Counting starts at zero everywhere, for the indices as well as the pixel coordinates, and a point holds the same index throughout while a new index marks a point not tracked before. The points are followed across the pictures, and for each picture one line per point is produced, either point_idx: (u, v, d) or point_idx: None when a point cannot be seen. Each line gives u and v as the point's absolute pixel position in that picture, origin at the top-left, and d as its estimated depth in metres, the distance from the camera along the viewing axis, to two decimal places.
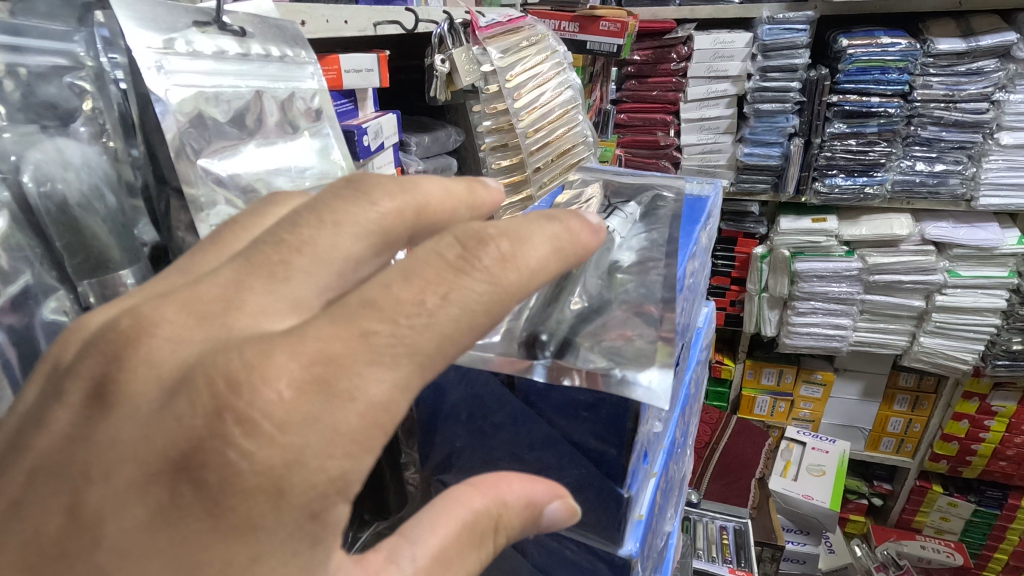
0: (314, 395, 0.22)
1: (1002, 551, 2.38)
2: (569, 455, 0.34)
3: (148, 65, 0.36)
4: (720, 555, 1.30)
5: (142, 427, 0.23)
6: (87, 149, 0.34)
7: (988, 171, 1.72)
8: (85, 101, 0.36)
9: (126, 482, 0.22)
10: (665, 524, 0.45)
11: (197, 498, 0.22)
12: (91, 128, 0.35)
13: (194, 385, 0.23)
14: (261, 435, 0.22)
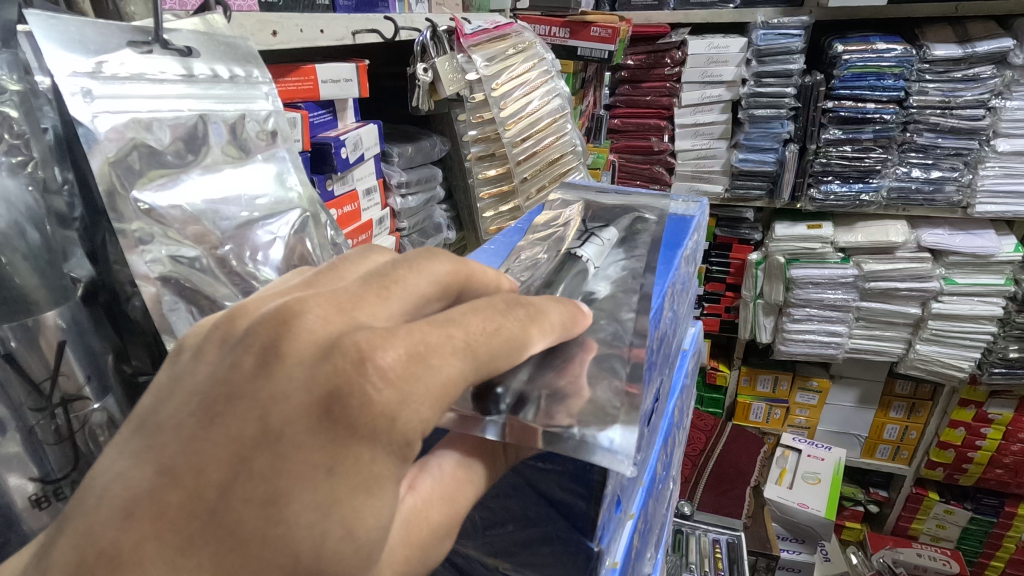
0: (421, 363, 0.23)
1: (999, 559, 2.37)
2: (535, 506, 0.31)
3: (75, 93, 0.34)
4: (713, 569, 1.28)
5: (312, 369, 0.23)
6: (12, 183, 0.31)
7: (985, 178, 1.70)
8: (8, 128, 0.31)
9: (300, 417, 0.22)
10: (645, 561, 0.43)
11: (355, 431, 0.22)
12: (12, 160, 0.31)
13: (344, 346, 0.23)
14: (398, 381, 0.23)
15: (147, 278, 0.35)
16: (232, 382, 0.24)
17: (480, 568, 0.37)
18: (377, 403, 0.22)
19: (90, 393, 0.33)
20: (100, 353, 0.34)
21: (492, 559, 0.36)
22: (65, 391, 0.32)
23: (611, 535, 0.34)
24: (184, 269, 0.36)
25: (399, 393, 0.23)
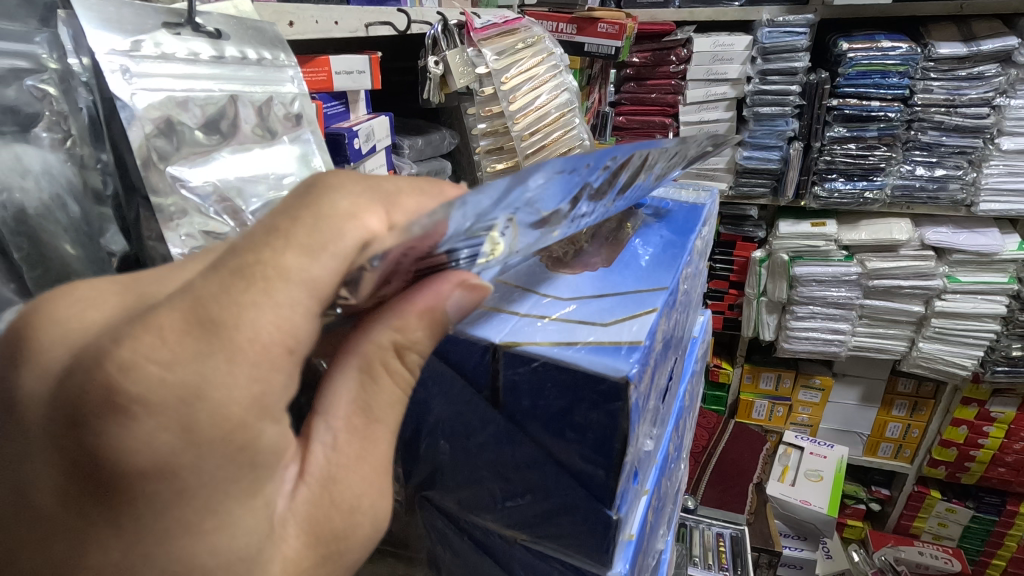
0: (155, 362, 0.25)
1: (1000, 557, 2.37)
2: (555, 476, 0.33)
3: (120, 74, 0.37)
4: (717, 563, 1.29)
5: (64, 393, 0.26)
6: (50, 155, 0.36)
7: (988, 176, 1.71)
8: (49, 106, 0.37)
9: (58, 446, 0.26)
10: (658, 541, 0.44)
11: (106, 456, 0.25)
12: (52, 138, 0.37)
13: (95, 368, 0.25)
14: (140, 387, 0.25)
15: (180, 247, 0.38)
16: (26, 416, 0.27)
17: (497, 539, 0.38)
18: (135, 423, 0.25)
19: None
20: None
21: (509, 530, 0.37)
22: None
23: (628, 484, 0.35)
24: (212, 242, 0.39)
25: (173, 398, 0.25)
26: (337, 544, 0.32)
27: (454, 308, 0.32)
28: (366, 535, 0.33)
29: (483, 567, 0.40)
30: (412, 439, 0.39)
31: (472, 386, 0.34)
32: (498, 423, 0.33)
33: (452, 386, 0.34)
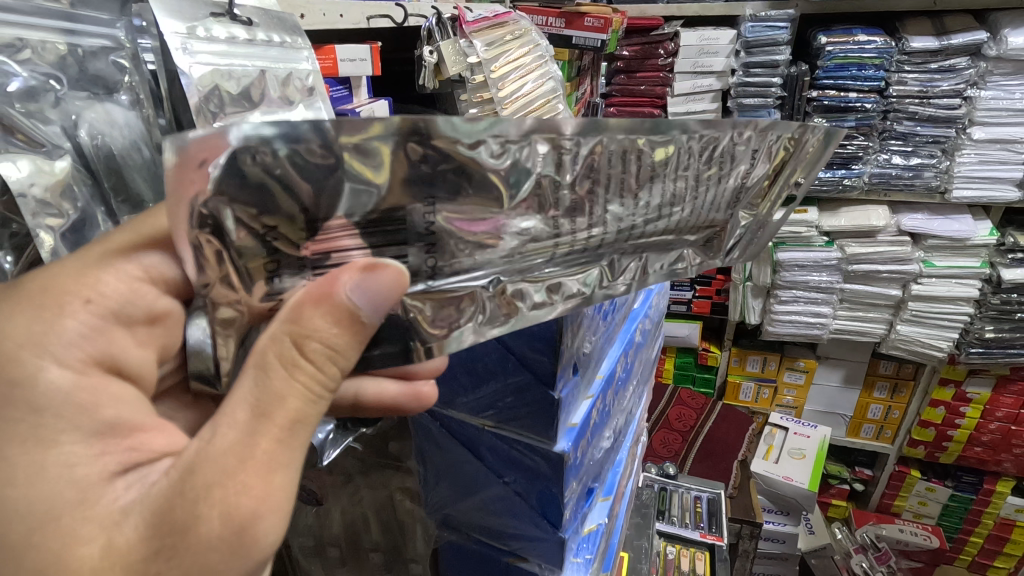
0: None
1: (977, 535, 2.46)
2: (511, 366, 0.43)
3: (178, 49, 0.46)
4: (693, 521, 1.38)
5: None
6: (125, 112, 0.49)
7: (961, 165, 1.79)
8: (124, 77, 0.50)
9: None
10: (602, 444, 0.54)
11: None
12: (129, 96, 0.50)
13: None
14: None
15: None
16: None
17: (471, 427, 0.48)
18: None
19: None
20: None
21: (480, 418, 0.47)
22: None
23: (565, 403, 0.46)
24: None
25: None
26: (187, 521, 0.35)
27: (356, 295, 0.37)
28: (225, 521, 0.35)
29: (461, 455, 0.50)
30: None
31: None
32: None
33: None
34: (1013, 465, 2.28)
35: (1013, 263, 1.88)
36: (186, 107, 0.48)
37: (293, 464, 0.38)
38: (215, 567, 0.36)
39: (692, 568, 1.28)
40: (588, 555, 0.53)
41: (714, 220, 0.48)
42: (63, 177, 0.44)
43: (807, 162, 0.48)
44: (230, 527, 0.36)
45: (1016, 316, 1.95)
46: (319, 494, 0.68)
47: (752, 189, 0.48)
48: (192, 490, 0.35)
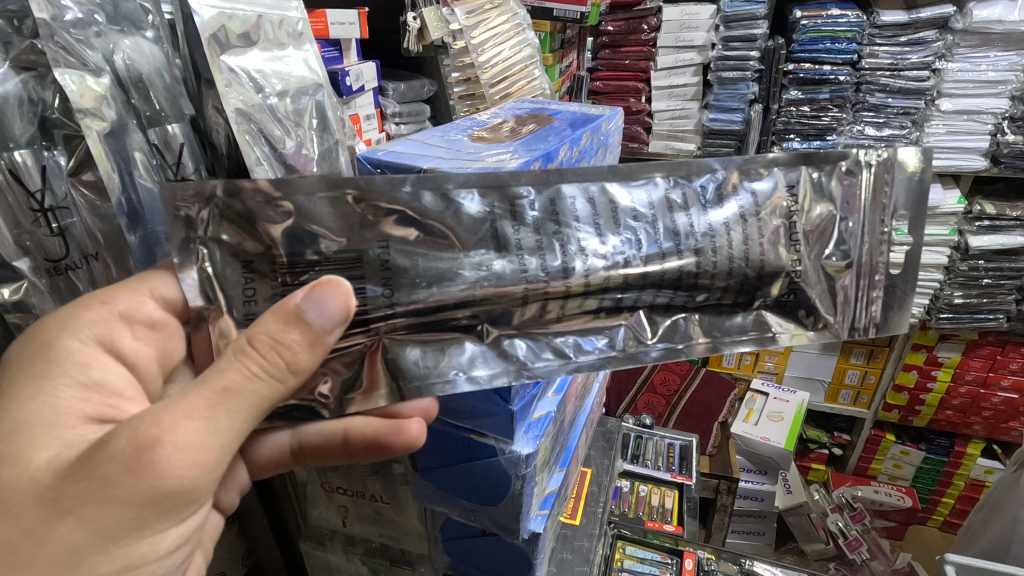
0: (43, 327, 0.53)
1: (949, 495, 2.58)
2: None
3: None
4: (665, 464, 1.49)
5: None
6: (153, 47, 0.56)
7: (930, 135, 1.87)
8: (151, 15, 0.56)
9: None
10: None
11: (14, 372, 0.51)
12: (154, 33, 0.56)
13: None
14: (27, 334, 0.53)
15: (233, 110, 0.51)
16: None
17: None
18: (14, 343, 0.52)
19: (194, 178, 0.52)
20: (188, 144, 0.57)
21: None
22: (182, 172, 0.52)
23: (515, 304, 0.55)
24: (252, 111, 0.52)
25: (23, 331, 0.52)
26: (110, 438, 0.44)
27: (306, 305, 0.46)
28: (127, 443, 0.43)
29: None
30: None
31: None
32: None
33: None
34: (982, 428, 2.39)
35: (980, 230, 1.97)
36: (199, 45, 0.52)
37: (209, 424, 0.45)
38: (111, 478, 0.43)
39: (661, 504, 1.38)
40: (537, 432, 0.62)
41: (774, 267, 0.51)
42: (101, 94, 0.51)
43: (852, 193, 0.53)
44: (130, 448, 0.43)
45: (983, 281, 2.04)
46: None
47: (801, 236, 0.52)
48: (128, 419, 0.44)
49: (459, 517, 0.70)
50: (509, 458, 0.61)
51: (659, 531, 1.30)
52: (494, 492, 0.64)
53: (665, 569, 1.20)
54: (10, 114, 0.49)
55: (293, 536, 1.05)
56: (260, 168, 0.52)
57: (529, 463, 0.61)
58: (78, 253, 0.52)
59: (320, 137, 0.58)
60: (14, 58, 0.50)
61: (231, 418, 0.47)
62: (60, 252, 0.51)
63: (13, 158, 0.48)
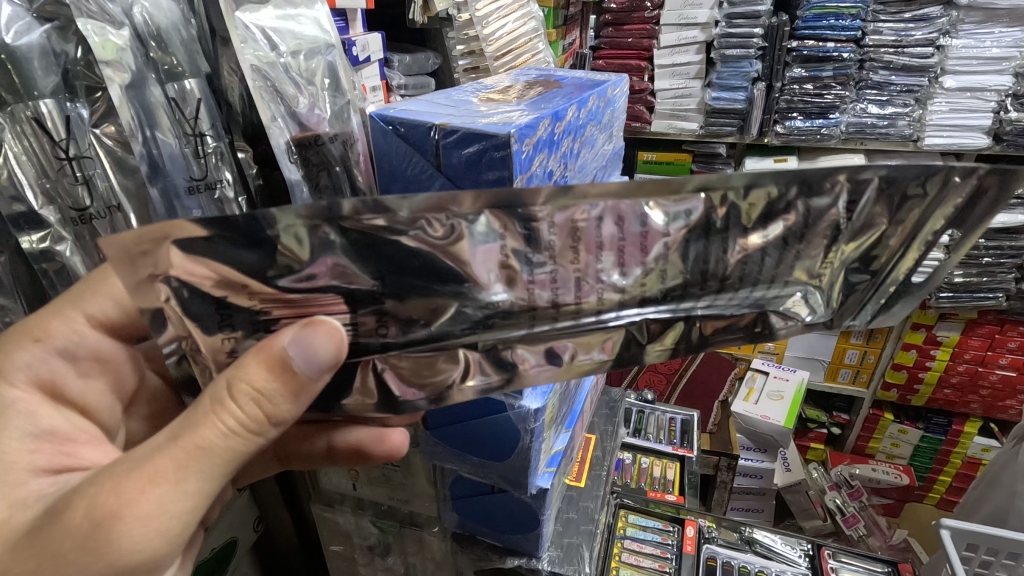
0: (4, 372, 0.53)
1: (946, 473, 2.61)
2: None
3: None
4: (667, 438, 1.51)
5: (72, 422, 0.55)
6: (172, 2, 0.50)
7: (933, 113, 1.87)
8: None
9: None
10: None
11: None
12: None
13: None
14: None
15: (248, 67, 0.52)
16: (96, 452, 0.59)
17: None
18: None
19: (211, 132, 0.51)
20: (207, 101, 0.51)
21: None
22: (201, 128, 0.50)
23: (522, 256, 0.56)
24: (266, 68, 0.53)
25: None
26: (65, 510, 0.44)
27: (290, 345, 0.42)
28: (87, 516, 0.43)
29: None
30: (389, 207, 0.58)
31: (423, 158, 0.53)
32: (441, 181, 0.53)
33: (411, 160, 0.53)
34: (980, 406, 2.41)
35: None
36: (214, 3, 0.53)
37: (179, 488, 0.44)
38: (66, 555, 0.43)
39: (663, 474, 1.41)
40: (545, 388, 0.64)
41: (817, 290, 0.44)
42: (123, 47, 0.46)
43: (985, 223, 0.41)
44: (89, 523, 0.43)
45: (983, 260, 2.05)
46: None
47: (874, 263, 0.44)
48: (84, 488, 0.44)
49: (468, 473, 0.72)
50: (517, 413, 0.62)
51: (661, 501, 1.33)
52: (503, 446, 0.66)
53: (667, 536, 1.23)
54: (33, 62, 0.45)
55: (302, 502, 1.07)
56: (274, 124, 0.53)
57: (537, 418, 0.62)
58: (102, 204, 0.48)
59: (332, 96, 0.58)
60: (38, 11, 0.46)
61: (201, 482, 0.45)
62: (85, 202, 0.47)
63: (38, 108, 0.45)
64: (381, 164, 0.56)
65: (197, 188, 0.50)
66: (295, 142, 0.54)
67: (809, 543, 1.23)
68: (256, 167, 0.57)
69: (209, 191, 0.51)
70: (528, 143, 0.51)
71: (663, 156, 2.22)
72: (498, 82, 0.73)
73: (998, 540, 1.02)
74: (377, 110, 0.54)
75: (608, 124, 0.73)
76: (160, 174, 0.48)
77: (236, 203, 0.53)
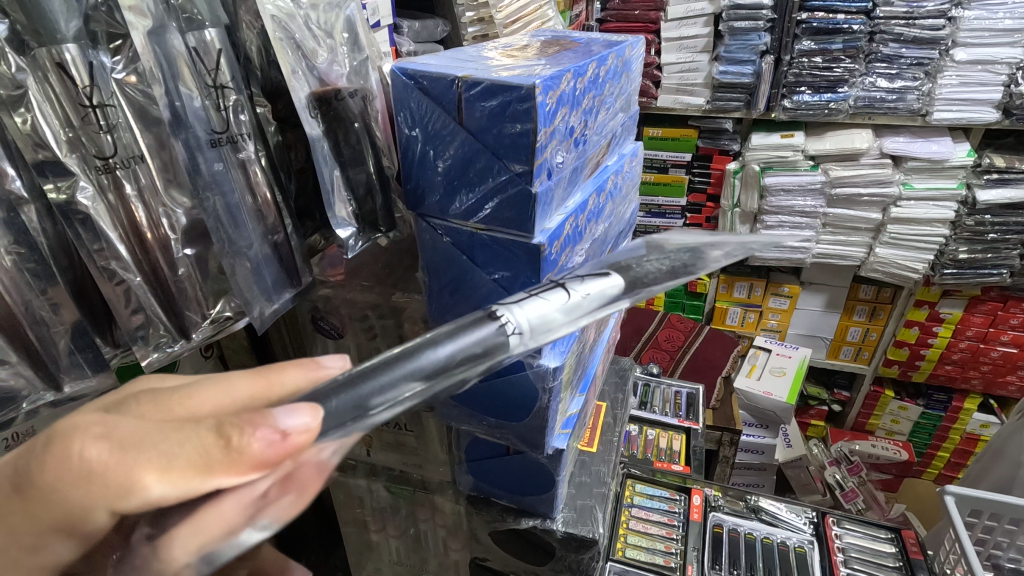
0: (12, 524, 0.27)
1: (944, 449, 2.63)
2: (497, 166, 0.52)
3: None
4: (673, 410, 1.53)
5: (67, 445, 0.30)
6: None
7: (943, 86, 1.85)
8: None
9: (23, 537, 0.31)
10: (575, 259, 0.64)
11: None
12: None
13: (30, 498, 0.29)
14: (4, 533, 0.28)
15: (269, 18, 0.51)
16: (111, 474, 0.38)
17: (465, 232, 0.58)
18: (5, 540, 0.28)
19: (232, 85, 0.50)
20: (228, 52, 0.50)
21: (472, 223, 0.57)
22: (223, 79, 0.49)
23: (542, 212, 0.56)
24: (286, 19, 0.52)
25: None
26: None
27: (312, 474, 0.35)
28: None
29: (457, 258, 0.60)
30: (407, 165, 0.58)
31: (445, 112, 0.52)
32: (463, 136, 0.53)
33: (432, 115, 0.53)
34: (981, 382, 2.43)
35: (988, 183, 1.97)
36: None
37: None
38: None
39: (669, 446, 1.42)
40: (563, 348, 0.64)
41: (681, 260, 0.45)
42: None
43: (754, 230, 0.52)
44: None
45: (988, 236, 2.05)
46: (339, 328, 0.81)
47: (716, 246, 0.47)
48: None
49: (485, 435, 0.73)
50: (536, 371, 0.62)
51: (667, 470, 1.34)
52: (521, 407, 0.66)
53: (673, 505, 1.25)
54: (54, 7, 0.41)
55: None
56: (295, 77, 0.52)
57: (556, 376, 0.63)
58: (125, 153, 0.45)
59: (350, 52, 0.57)
60: None
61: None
62: (110, 149, 0.44)
63: (61, 52, 0.41)
64: (402, 119, 0.56)
65: (220, 141, 0.50)
66: (314, 97, 0.53)
67: (814, 511, 1.24)
68: (276, 124, 0.56)
69: (231, 144, 0.51)
70: (551, 97, 0.50)
71: (668, 132, 2.20)
72: (514, 42, 0.72)
73: (1002, 506, 1.04)
74: (397, 65, 0.54)
75: (626, 85, 0.73)
76: (183, 126, 0.48)
77: (256, 159, 0.53)
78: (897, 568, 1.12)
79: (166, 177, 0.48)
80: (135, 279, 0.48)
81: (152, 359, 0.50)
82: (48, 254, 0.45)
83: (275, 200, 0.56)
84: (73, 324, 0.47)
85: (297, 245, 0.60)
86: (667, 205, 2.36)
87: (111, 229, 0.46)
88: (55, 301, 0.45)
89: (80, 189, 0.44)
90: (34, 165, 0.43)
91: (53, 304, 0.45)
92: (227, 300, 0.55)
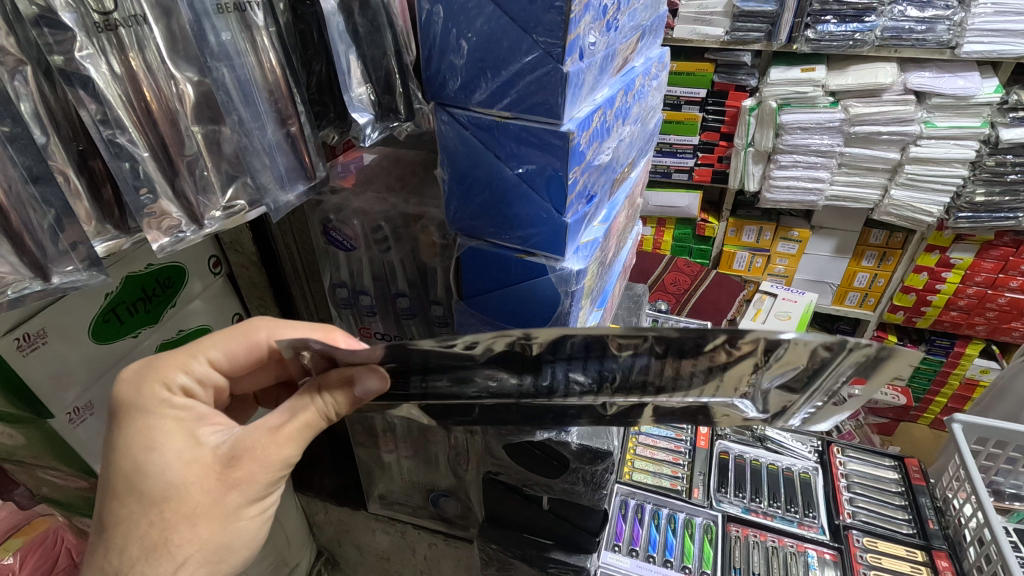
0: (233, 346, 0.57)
1: (943, 394, 2.66)
2: (526, 43, 0.49)
3: None
4: None
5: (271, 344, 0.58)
6: None
7: (976, 16, 1.77)
8: None
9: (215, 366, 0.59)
10: (602, 157, 0.62)
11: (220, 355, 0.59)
12: None
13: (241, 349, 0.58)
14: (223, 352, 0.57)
15: None
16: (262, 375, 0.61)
17: (489, 121, 0.55)
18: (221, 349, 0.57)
19: None
20: None
21: (495, 111, 0.54)
22: None
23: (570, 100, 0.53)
24: None
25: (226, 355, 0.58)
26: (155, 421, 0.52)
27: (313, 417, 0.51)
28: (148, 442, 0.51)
29: (479, 151, 0.57)
30: (427, 50, 0.54)
31: None
32: (491, 10, 0.49)
33: None
34: (985, 328, 2.42)
35: (1013, 121, 1.91)
36: None
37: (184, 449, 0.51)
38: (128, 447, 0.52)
39: None
40: (586, 253, 0.64)
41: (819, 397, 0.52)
42: None
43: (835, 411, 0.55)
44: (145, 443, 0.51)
45: (1008, 177, 2.00)
46: (352, 241, 0.79)
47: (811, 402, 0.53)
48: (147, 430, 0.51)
49: None
50: (559, 275, 0.62)
51: None
52: (543, 313, 0.66)
53: (680, 433, 1.26)
54: None
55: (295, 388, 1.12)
56: None
57: (578, 280, 0.62)
58: (127, 11, 0.42)
59: None
60: None
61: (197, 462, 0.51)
62: (110, 4, 0.41)
63: None
64: None
65: (226, 8, 0.47)
66: None
67: (819, 439, 1.26)
68: None
69: (238, 12, 0.47)
70: None
71: (684, 66, 2.10)
72: None
73: (1011, 434, 1.04)
74: None
75: None
76: None
77: (266, 33, 0.50)
78: (900, 492, 1.14)
79: (172, 43, 0.45)
80: (141, 153, 0.45)
81: (164, 242, 0.48)
82: (45, 124, 0.41)
83: (286, 82, 0.53)
84: (69, 206, 0.44)
85: (312, 136, 0.57)
86: (679, 144, 2.29)
87: (111, 94, 0.42)
88: (42, 181, 0.41)
89: (79, 48, 0.40)
90: (27, 18, 0.39)
91: (38, 184, 0.41)
92: (236, 188, 0.52)
